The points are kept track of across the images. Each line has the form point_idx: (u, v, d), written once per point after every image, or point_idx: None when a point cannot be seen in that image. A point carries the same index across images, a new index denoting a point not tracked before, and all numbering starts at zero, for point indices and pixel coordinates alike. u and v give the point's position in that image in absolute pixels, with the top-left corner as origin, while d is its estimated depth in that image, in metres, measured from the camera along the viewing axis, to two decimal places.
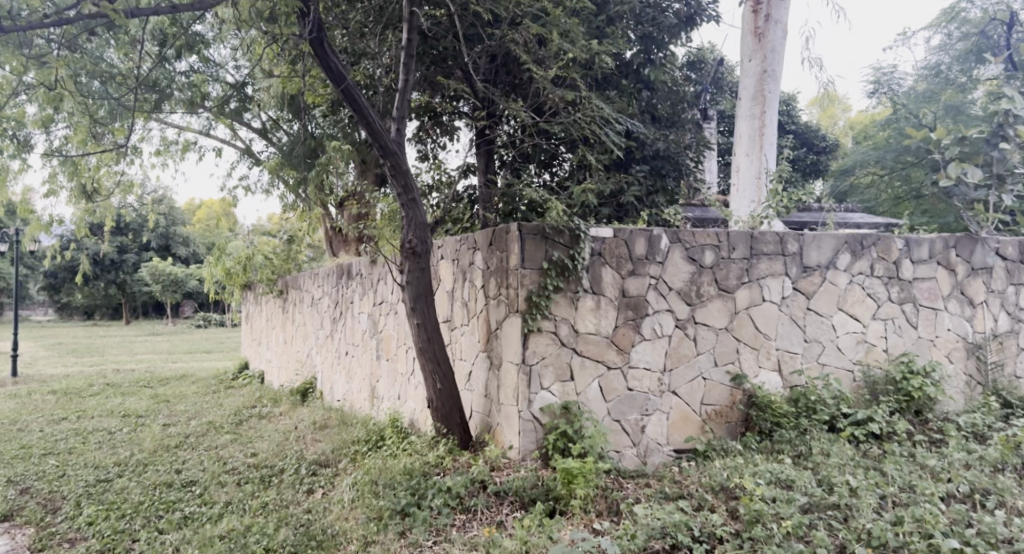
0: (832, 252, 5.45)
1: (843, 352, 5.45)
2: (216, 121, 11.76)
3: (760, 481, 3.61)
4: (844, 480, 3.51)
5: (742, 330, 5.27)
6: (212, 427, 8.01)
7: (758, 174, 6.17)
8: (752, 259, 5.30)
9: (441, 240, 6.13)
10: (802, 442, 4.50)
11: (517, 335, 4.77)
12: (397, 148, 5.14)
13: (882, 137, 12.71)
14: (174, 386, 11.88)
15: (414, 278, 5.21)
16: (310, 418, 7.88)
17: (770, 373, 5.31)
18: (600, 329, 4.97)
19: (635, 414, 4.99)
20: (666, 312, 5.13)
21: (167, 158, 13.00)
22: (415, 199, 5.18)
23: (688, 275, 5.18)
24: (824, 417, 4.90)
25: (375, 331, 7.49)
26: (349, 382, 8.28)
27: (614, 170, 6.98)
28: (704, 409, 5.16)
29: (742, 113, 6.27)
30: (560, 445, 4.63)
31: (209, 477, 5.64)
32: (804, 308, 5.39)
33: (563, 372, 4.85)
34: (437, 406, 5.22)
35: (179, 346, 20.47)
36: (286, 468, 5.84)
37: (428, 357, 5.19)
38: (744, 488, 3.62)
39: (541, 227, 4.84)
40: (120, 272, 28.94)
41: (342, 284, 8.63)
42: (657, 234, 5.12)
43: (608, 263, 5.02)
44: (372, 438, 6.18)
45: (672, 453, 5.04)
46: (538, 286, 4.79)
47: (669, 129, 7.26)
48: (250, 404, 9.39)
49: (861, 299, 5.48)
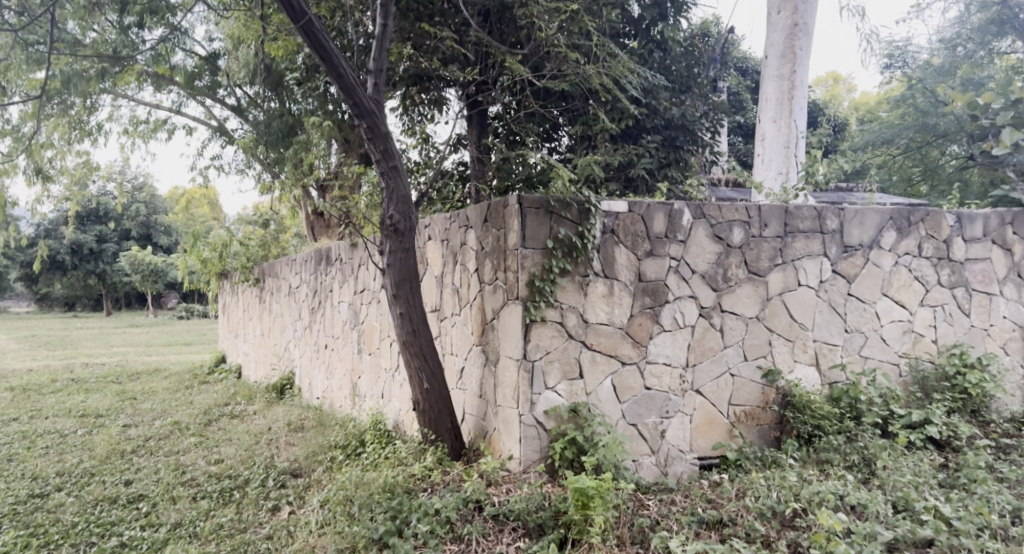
0: (876, 229, 4.76)
1: (888, 344, 4.77)
2: (185, 98, 10.97)
3: (830, 509, 2.94)
4: (933, 508, 2.85)
5: (775, 319, 4.58)
6: (176, 428, 7.28)
7: (787, 144, 5.49)
8: (787, 237, 4.61)
9: (428, 218, 5.40)
10: (854, 451, 3.83)
11: (518, 326, 4.07)
12: (374, 104, 4.38)
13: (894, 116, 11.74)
14: (143, 381, 11.11)
15: (396, 260, 4.48)
16: (285, 417, 7.15)
17: (807, 368, 4.63)
18: (613, 319, 4.26)
19: (653, 417, 4.30)
20: (689, 299, 4.43)
21: (135, 138, 12.31)
22: (397, 166, 4.43)
23: (713, 256, 4.48)
24: (873, 419, 4.22)
25: (356, 322, 6.75)
26: (328, 377, 7.54)
27: (624, 140, 6.28)
28: (733, 411, 4.47)
29: (769, 73, 5.56)
30: (569, 456, 3.94)
31: (161, 491, 4.94)
32: (844, 293, 4.71)
33: (571, 370, 4.15)
34: (425, 408, 4.52)
35: (157, 338, 19.59)
36: (251, 480, 5.13)
37: (413, 353, 4.49)
38: (809, 518, 2.95)
39: (545, 200, 4.12)
40: (100, 263, 27.87)
41: (320, 270, 7.87)
42: (678, 208, 4.42)
43: (622, 242, 4.31)
44: (350, 444, 5.46)
45: (696, 462, 4.36)
46: (542, 268, 4.09)
47: (684, 93, 6.50)
48: (222, 402, 8.64)
49: (907, 283, 4.81)
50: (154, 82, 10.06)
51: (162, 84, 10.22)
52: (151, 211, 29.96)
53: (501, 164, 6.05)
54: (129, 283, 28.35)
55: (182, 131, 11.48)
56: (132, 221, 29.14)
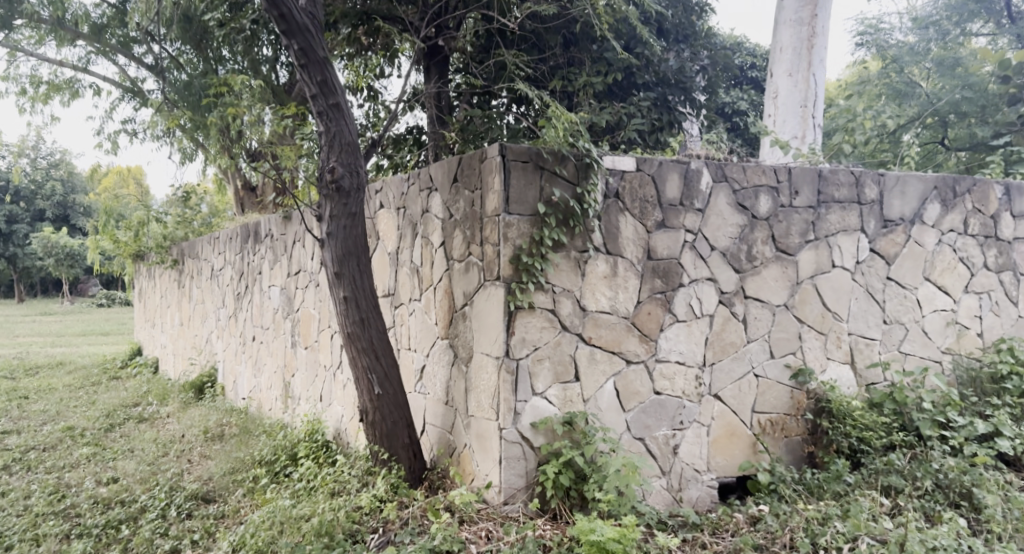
0: (919, 200, 4.01)
1: (929, 338, 4.05)
2: (92, 54, 9.46)
3: None
4: None
5: (806, 308, 3.77)
6: (68, 435, 6.00)
7: (804, 103, 4.75)
8: (820, 208, 3.79)
9: (380, 181, 4.37)
10: (925, 475, 3.09)
11: (498, 315, 3.13)
12: (309, 19, 3.33)
13: (843, 85, 9.83)
14: (40, 377, 9.61)
15: (339, 227, 3.45)
16: (202, 423, 6.00)
17: (840, 367, 3.84)
18: (617, 307, 3.36)
19: (664, 429, 3.43)
20: (707, 282, 3.56)
21: (34, 101, 10.78)
22: (340, 104, 3.42)
23: (736, 229, 3.63)
24: (934, 431, 3.47)
25: (289, 310, 5.67)
26: (256, 376, 6.41)
27: (609, 98, 5.44)
28: (756, 420, 3.64)
29: (784, 17, 4.76)
30: (566, 484, 3.04)
31: (23, 528, 3.79)
32: (882, 278, 3.94)
33: (565, 371, 3.24)
34: (374, 420, 3.53)
35: (70, 329, 17.52)
36: (148, 508, 4.02)
37: (361, 348, 3.50)
38: None
39: (534, 151, 3.18)
40: (10, 245, 25.10)
41: (247, 250, 6.73)
42: (695, 168, 3.54)
43: (628, 210, 3.39)
44: (278, 461, 4.42)
45: (715, 483, 3.51)
46: (529, 240, 3.16)
47: (681, 43, 5.65)
48: (130, 403, 7.35)
49: (952, 266, 4.10)
50: (53, 33, 8.58)
51: (64, 37, 8.74)
52: (68, 190, 27.39)
53: (466, 124, 5.14)
54: (43, 268, 25.68)
55: (89, 91, 10.03)
56: (48, 201, 26.58)
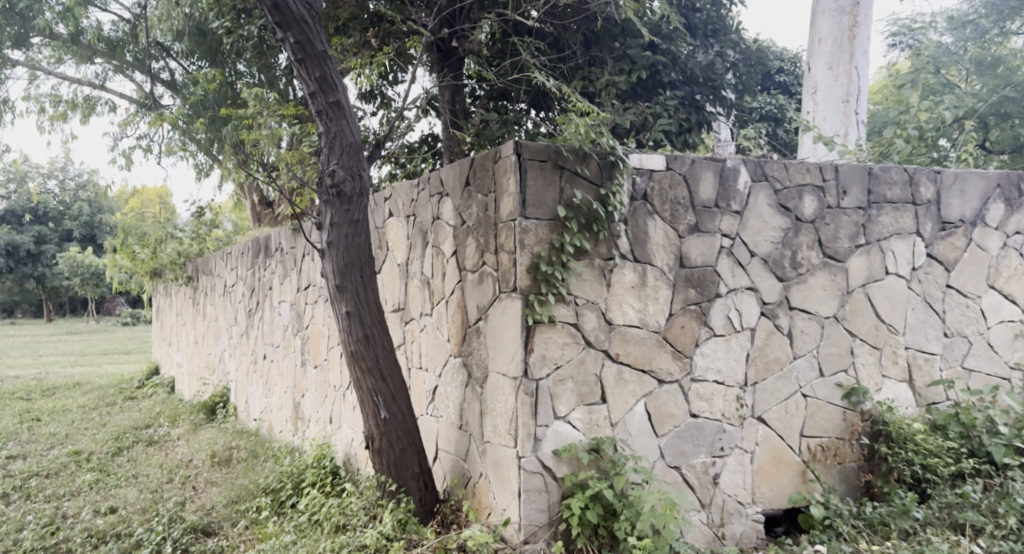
0: (980, 200, 3.63)
1: (996, 352, 3.66)
2: (110, 71, 9.40)
3: None
4: None
5: (858, 319, 3.40)
6: (73, 460, 5.77)
7: (845, 97, 4.42)
8: (871, 209, 3.43)
9: (388, 188, 4.10)
10: (1009, 511, 2.77)
11: (515, 330, 2.82)
12: (305, 10, 3.11)
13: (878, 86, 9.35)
14: (56, 398, 9.44)
15: (339, 234, 3.18)
16: (211, 446, 5.74)
17: (898, 385, 3.46)
18: (648, 321, 3.02)
19: (703, 456, 3.07)
20: (747, 292, 3.21)
21: (52, 119, 10.76)
22: (340, 101, 3.18)
23: (778, 233, 3.28)
24: (1011, 459, 3.09)
25: (299, 327, 5.41)
26: (267, 396, 6.15)
27: (634, 98, 5.16)
28: (806, 445, 3.26)
29: (823, 6, 4.43)
30: (593, 521, 2.70)
31: None
32: (942, 285, 3.56)
33: (590, 392, 2.90)
34: (381, 447, 3.22)
35: (93, 348, 17.46)
36: (144, 543, 3.73)
37: (365, 368, 3.20)
38: None
39: (552, 148, 2.87)
40: (38, 265, 25.33)
41: (258, 264, 6.50)
42: (732, 166, 3.20)
43: (658, 213, 3.06)
44: (283, 490, 4.12)
45: (761, 517, 3.14)
46: (549, 247, 2.84)
47: (709, 38, 5.33)
48: (141, 425, 7.12)
49: (1018, 272, 3.72)
50: (69, 50, 8.52)
51: (80, 54, 8.67)
52: (95, 211, 27.69)
53: (482, 128, 4.86)
54: (70, 289, 25.88)
55: (106, 107, 9.96)
56: (75, 221, 26.85)
